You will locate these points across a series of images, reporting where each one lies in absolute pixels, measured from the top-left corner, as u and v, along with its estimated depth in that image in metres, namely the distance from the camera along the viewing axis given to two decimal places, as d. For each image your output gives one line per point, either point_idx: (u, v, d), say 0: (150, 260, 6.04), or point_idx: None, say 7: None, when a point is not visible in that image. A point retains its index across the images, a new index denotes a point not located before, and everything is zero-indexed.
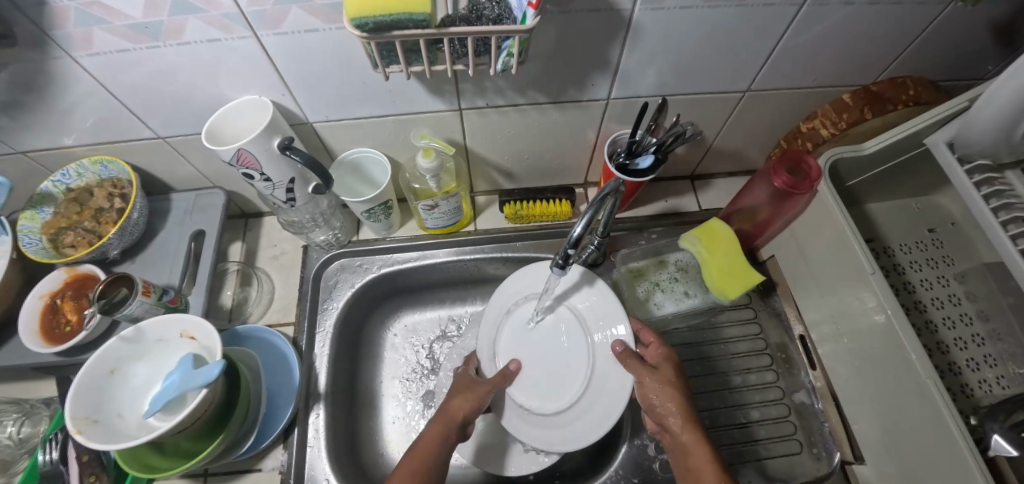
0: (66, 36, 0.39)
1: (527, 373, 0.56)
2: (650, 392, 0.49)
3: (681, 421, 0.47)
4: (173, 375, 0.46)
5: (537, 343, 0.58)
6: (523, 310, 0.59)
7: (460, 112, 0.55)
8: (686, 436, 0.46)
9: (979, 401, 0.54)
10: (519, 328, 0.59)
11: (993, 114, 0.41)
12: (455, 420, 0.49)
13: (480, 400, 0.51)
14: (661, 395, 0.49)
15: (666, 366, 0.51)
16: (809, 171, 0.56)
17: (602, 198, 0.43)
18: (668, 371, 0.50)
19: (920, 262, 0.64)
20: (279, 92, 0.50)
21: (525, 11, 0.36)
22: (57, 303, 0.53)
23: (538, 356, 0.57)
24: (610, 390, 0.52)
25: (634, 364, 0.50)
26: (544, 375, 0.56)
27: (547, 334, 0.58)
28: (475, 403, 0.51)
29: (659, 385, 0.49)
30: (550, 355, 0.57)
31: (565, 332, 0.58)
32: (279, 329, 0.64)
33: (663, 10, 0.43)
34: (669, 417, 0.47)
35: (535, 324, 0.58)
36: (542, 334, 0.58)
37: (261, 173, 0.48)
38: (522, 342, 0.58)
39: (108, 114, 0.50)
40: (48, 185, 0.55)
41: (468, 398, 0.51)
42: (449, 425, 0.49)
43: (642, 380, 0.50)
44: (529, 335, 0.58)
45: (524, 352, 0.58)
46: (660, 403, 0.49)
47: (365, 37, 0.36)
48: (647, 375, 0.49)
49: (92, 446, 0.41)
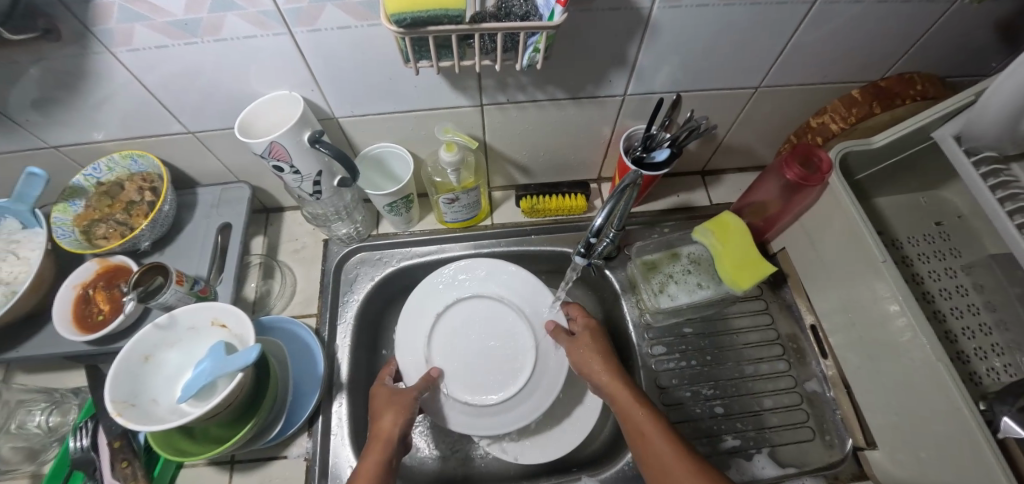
0: (109, 32, 0.40)
1: (460, 365, 0.60)
2: (577, 354, 0.56)
3: (608, 370, 0.53)
4: (207, 361, 0.47)
5: (476, 338, 0.62)
6: (466, 308, 0.64)
7: (481, 108, 0.57)
8: (611, 382, 0.51)
9: (987, 388, 0.55)
10: (457, 324, 0.63)
11: (998, 107, 0.43)
12: (390, 440, 0.49)
13: (409, 408, 0.52)
14: (587, 354, 0.55)
15: (589, 331, 0.58)
16: (819, 164, 0.58)
17: (621, 191, 0.46)
18: (590, 335, 0.58)
19: (927, 254, 0.66)
20: (308, 88, 0.51)
21: (553, 8, 0.37)
22: (89, 293, 0.54)
23: (475, 350, 0.62)
24: (542, 385, 0.58)
25: (564, 337, 0.58)
26: (478, 367, 0.60)
27: (487, 330, 0.63)
28: (399, 413, 0.51)
29: (584, 345, 0.56)
30: (485, 350, 0.62)
31: (505, 328, 0.63)
32: (302, 320, 0.65)
33: (680, 8, 0.45)
34: (597, 370, 0.53)
35: (477, 321, 0.63)
36: (480, 329, 0.63)
37: (291, 166, 0.50)
38: (461, 336, 0.62)
39: (142, 109, 0.51)
40: (80, 178, 0.56)
41: (397, 412, 0.52)
42: (386, 447, 0.48)
43: (572, 348, 0.56)
44: (467, 331, 0.63)
45: (460, 346, 0.62)
46: (587, 365, 0.54)
47: (401, 32, 0.37)
48: (574, 344, 0.57)
49: (132, 428, 0.42)
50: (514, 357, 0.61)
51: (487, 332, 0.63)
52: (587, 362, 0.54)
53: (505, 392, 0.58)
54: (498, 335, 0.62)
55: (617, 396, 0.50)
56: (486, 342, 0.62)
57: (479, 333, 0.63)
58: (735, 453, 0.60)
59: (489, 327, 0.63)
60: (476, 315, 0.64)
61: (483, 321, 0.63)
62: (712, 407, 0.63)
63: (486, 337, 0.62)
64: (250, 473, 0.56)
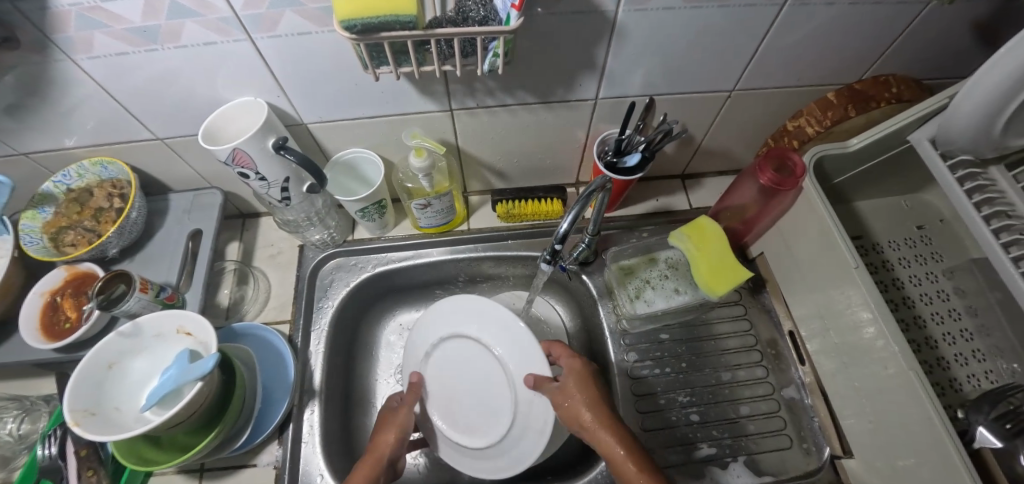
0: (67, 40, 0.40)
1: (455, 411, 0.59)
2: (563, 406, 0.50)
3: (603, 424, 0.48)
4: (170, 370, 0.46)
5: (460, 377, 0.60)
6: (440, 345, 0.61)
7: (451, 112, 0.56)
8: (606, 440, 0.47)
9: (968, 395, 0.54)
10: (444, 361, 0.61)
11: (972, 109, 0.41)
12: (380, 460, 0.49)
13: (404, 427, 0.53)
14: (575, 406, 0.49)
15: (576, 378, 0.52)
16: (794, 168, 0.57)
17: (590, 194, 0.45)
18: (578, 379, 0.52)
19: (909, 258, 0.64)
20: (273, 93, 0.51)
21: (509, 12, 0.37)
22: (57, 300, 0.54)
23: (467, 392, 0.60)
24: (534, 426, 0.53)
25: (547, 387, 0.52)
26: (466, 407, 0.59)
27: (472, 371, 0.60)
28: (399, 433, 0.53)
29: (571, 393, 0.51)
30: (475, 391, 0.59)
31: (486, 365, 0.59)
32: (275, 326, 0.65)
33: (647, 11, 0.44)
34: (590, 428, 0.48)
35: (456, 358, 0.61)
36: (463, 367, 0.61)
37: (256, 172, 0.50)
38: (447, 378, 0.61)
39: (108, 116, 0.51)
40: (49, 185, 0.56)
41: (394, 431, 0.53)
42: (374, 466, 0.49)
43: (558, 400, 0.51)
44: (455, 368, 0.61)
45: (449, 384, 0.60)
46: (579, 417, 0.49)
47: (354, 38, 0.37)
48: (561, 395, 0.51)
49: (90, 437, 0.42)
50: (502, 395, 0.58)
51: (472, 371, 0.60)
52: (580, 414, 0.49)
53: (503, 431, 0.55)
54: (481, 372, 0.60)
55: (612, 457, 0.46)
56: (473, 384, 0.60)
57: (459, 371, 0.61)
58: (711, 461, 0.59)
59: (472, 366, 0.60)
60: (457, 353, 0.61)
61: (463, 361, 0.60)
62: (688, 415, 0.62)
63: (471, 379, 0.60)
64: (219, 481, 0.56)
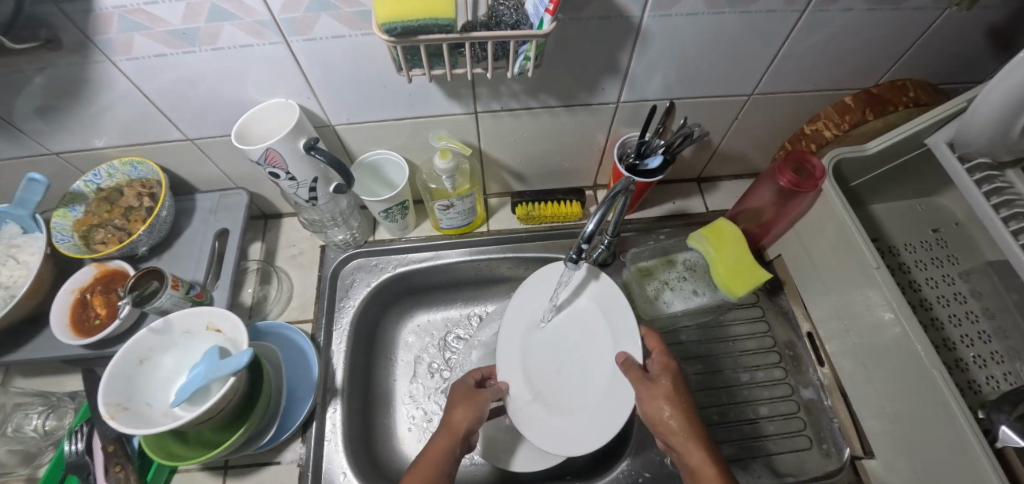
0: (108, 41, 0.41)
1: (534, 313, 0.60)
2: (648, 405, 0.48)
3: (685, 445, 0.45)
4: (200, 366, 0.47)
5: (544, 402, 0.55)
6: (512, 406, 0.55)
7: (475, 115, 0.57)
8: (690, 452, 0.44)
9: (987, 396, 0.55)
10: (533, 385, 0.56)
11: (992, 111, 0.41)
12: (459, 431, 0.47)
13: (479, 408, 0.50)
14: (657, 406, 0.48)
15: (663, 377, 0.50)
16: (813, 170, 0.58)
17: (613, 196, 0.45)
18: (667, 385, 0.49)
19: (925, 261, 0.65)
20: (304, 95, 0.52)
21: (542, 17, 0.37)
22: (86, 297, 0.55)
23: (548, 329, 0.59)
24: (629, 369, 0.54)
25: (633, 377, 0.51)
26: (555, 359, 0.57)
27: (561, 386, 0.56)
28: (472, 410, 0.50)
29: (651, 406, 0.48)
30: (546, 337, 0.59)
31: (568, 382, 0.56)
32: (298, 325, 0.66)
33: (669, 17, 0.45)
34: (675, 432, 0.46)
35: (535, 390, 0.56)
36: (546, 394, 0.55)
37: (286, 172, 0.50)
38: (526, 351, 0.58)
39: (140, 118, 0.52)
40: (80, 184, 0.57)
41: (468, 408, 0.50)
42: (455, 437, 0.47)
43: (642, 396, 0.49)
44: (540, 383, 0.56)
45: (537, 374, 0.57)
46: (663, 420, 0.47)
47: (392, 41, 0.37)
48: (646, 391, 0.49)
49: (124, 430, 0.42)
50: (584, 358, 0.57)
51: (548, 360, 0.57)
52: (654, 418, 0.48)
53: (608, 342, 0.57)
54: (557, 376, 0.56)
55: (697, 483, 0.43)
56: (547, 346, 0.58)
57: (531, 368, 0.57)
58: (731, 461, 0.59)
59: (539, 380, 0.56)
60: (542, 389, 0.56)
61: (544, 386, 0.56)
62: (709, 415, 0.62)
63: (543, 354, 0.58)
64: (243, 477, 0.56)
